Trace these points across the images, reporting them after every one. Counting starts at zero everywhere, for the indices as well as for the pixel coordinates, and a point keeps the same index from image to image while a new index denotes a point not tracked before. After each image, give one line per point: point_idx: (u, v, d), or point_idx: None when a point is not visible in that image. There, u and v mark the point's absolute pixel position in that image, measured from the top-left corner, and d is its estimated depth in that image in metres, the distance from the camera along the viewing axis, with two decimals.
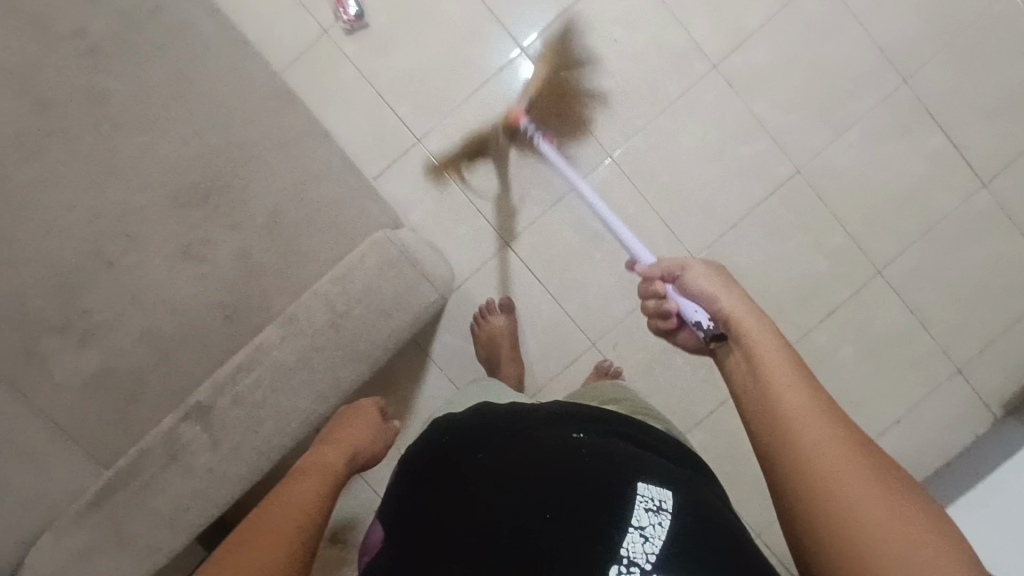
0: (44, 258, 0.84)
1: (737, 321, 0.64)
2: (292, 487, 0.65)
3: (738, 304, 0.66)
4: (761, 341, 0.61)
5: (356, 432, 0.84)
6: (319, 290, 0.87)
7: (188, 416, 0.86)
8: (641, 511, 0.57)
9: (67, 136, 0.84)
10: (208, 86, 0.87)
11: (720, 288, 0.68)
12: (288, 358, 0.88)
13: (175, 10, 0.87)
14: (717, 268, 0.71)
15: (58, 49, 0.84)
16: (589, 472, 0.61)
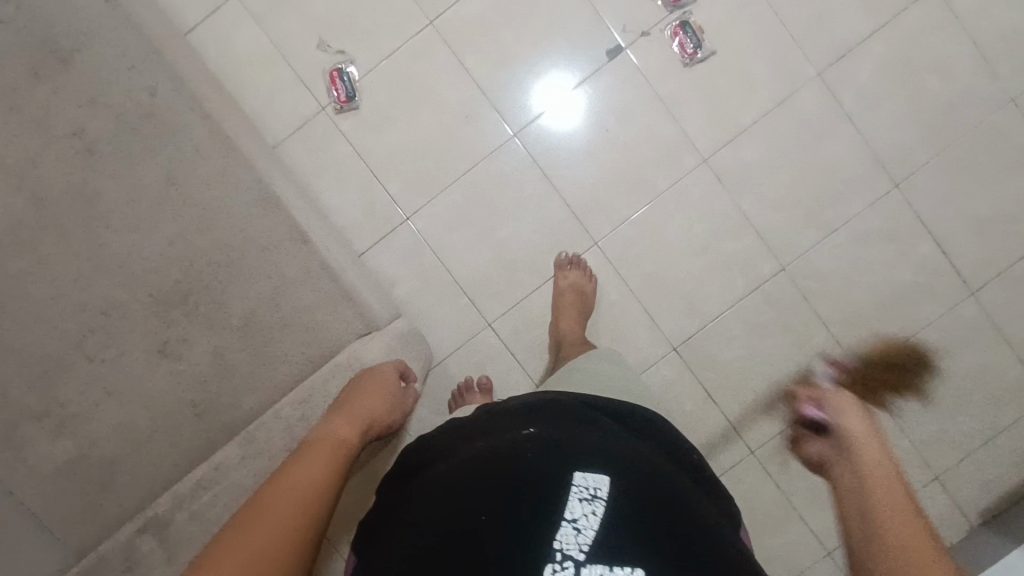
0: (30, 349, 0.86)
1: (857, 444, 0.71)
2: (298, 464, 0.64)
3: (856, 426, 0.73)
4: (871, 456, 0.68)
5: (375, 398, 0.82)
6: (279, 412, 0.88)
7: (146, 528, 0.87)
8: (576, 503, 0.59)
9: (59, 232, 0.86)
10: (197, 189, 0.88)
11: (850, 410, 0.76)
12: (247, 480, 0.87)
13: (169, 112, 0.88)
14: (857, 401, 0.79)
15: (54, 147, 0.86)
16: (531, 467, 0.64)
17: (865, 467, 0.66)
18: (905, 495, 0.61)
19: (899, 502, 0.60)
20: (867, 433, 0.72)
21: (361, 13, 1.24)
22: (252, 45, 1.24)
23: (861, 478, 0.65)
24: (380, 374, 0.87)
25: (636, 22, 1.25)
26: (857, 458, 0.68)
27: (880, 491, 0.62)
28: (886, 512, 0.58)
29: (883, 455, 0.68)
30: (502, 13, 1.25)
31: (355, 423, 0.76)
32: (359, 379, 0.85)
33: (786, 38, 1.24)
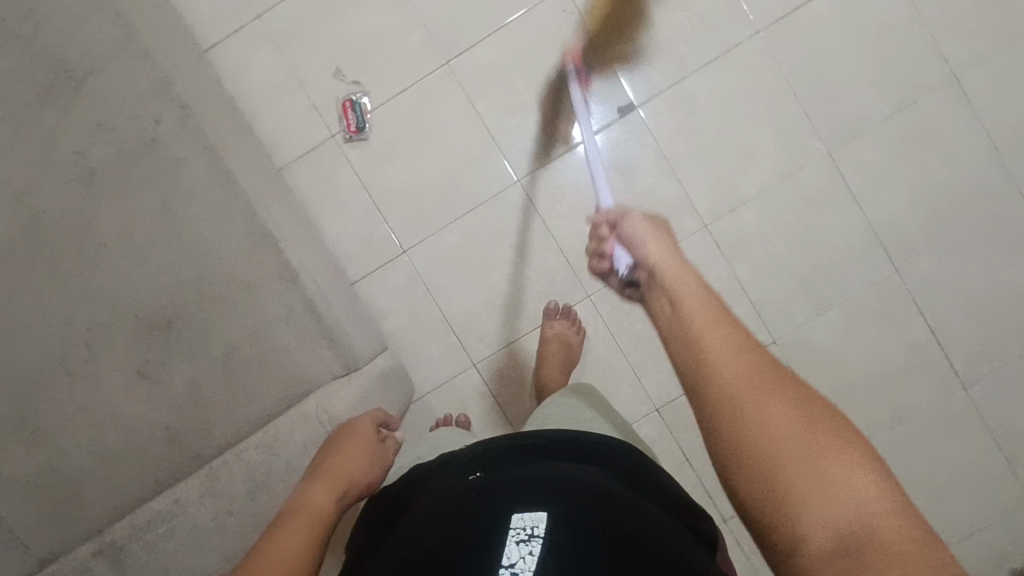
0: (12, 361, 0.88)
1: (674, 288, 0.64)
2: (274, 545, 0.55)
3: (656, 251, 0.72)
4: (693, 305, 0.61)
5: (354, 457, 0.76)
6: (243, 453, 0.89)
7: (102, 552, 0.88)
8: (512, 546, 0.52)
9: (53, 250, 0.88)
10: (191, 221, 0.90)
11: (648, 236, 0.75)
12: (204, 518, 0.87)
13: (172, 144, 0.91)
14: (652, 221, 0.79)
15: (57, 168, 0.88)
16: (473, 512, 0.57)
17: (699, 325, 0.58)
18: (751, 353, 0.55)
19: (748, 374, 0.53)
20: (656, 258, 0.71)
21: (378, 47, 1.26)
22: (269, 69, 1.26)
23: (701, 346, 0.56)
24: (357, 430, 0.83)
25: (649, 82, 1.25)
26: (678, 310, 0.61)
27: (723, 366, 0.53)
28: (747, 400, 0.51)
29: (696, 289, 0.63)
30: (517, 59, 1.25)
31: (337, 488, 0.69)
32: (340, 437, 0.81)
33: (797, 112, 1.23)
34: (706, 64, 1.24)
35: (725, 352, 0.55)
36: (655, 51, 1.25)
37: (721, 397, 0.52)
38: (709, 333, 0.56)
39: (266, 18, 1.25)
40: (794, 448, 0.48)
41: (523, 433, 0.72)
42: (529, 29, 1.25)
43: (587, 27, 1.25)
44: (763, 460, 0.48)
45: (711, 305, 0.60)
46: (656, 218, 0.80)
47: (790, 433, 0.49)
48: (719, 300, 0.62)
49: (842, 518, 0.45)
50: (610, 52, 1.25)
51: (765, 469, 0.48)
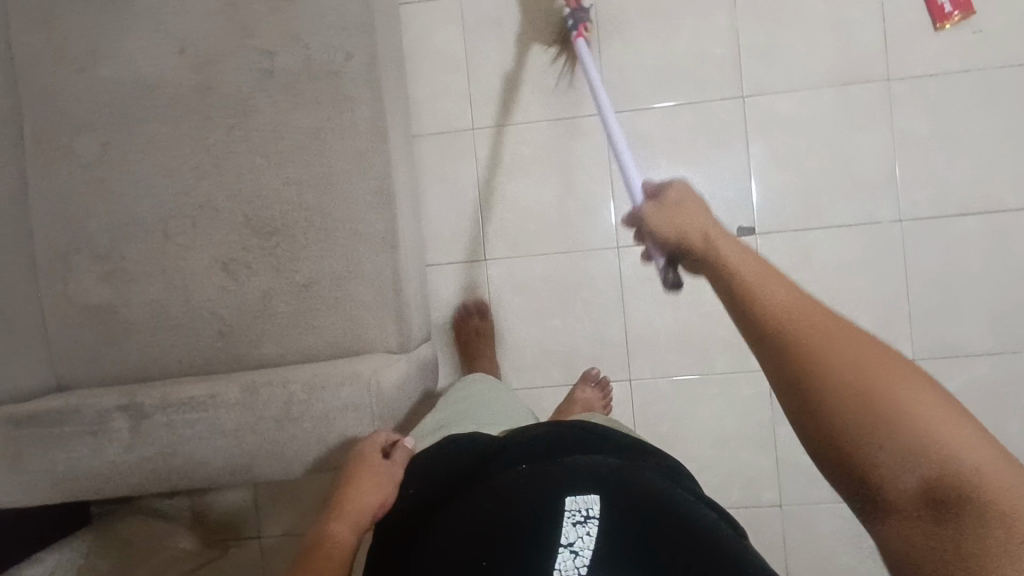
0: (126, 201, 0.94)
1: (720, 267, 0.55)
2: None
3: (686, 237, 0.59)
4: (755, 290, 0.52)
5: (365, 486, 0.76)
6: (289, 382, 0.86)
7: (128, 408, 0.86)
8: (568, 526, 0.55)
9: (206, 123, 0.93)
10: (334, 156, 0.93)
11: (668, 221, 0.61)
12: (227, 423, 0.85)
13: (349, 80, 0.92)
14: (668, 200, 0.63)
15: (242, 56, 0.93)
16: (525, 491, 0.59)
17: (756, 305, 0.51)
18: (831, 336, 0.48)
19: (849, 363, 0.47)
20: (679, 229, 0.60)
21: (549, 72, 1.30)
22: (447, 44, 1.31)
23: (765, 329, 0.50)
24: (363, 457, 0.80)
25: (778, 217, 1.27)
26: (737, 302, 0.52)
27: (809, 351, 0.48)
28: (832, 376, 0.47)
29: (752, 257, 0.55)
30: (668, 141, 1.29)
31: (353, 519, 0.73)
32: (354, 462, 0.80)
33: (899, 310, 1.25)
34: (838, 224, 1.26)
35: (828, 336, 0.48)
36: (798, 192, 1.26)
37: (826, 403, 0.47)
38: (793, 318, 0.50)
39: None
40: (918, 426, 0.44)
41: (562, 427, 0.72)
42: (692, 120, 1.28)
43: (746, 142, 1.27)
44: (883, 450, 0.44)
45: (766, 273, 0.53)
46: (665, 183, 0.65)
47: (869, 389, 0.46)
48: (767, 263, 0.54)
49: (937, 473, 0.43)
50: (755, 174, 1.27)
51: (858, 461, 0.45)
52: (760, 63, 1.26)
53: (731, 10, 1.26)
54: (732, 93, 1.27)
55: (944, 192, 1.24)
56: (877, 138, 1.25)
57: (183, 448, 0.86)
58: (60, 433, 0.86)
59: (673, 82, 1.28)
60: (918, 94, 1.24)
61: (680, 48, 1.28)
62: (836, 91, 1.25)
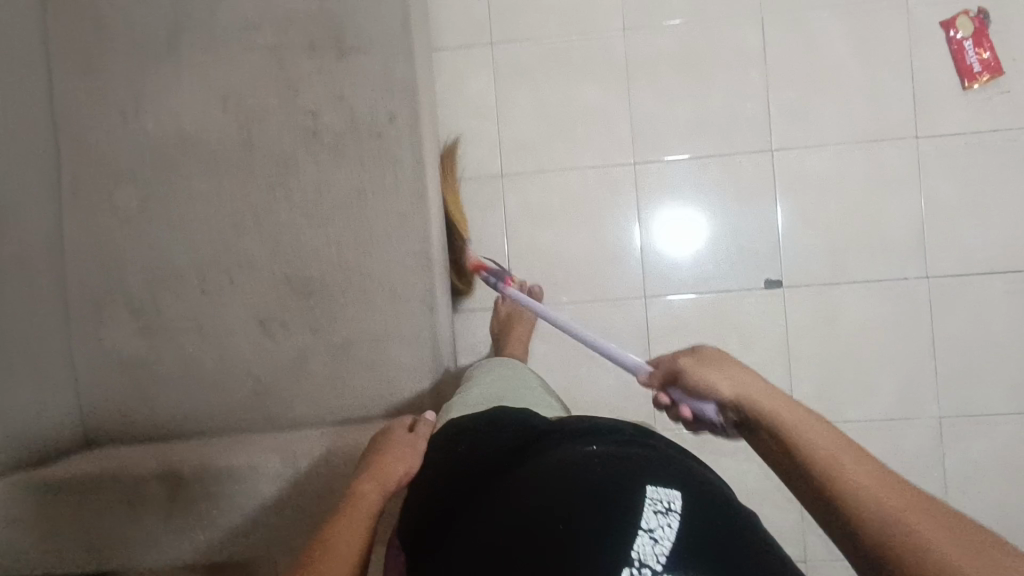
0: (164, 256, 0.93)
1: (786, 425, 0.58)
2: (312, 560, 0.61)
3: (734, 392, 0.62)
4: (824, 454, 0.55)
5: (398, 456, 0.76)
6: (330, 453, 0.85)
7: (165, 477, 0.85)
8: (650, 513, 0.52)
9: (248, 179, 0.93)
10: (377, 218, 0.93)
11: (710, 373, 0.65)
12: (267, 494, 0.85)
13: (394, 142, 0.93)
14: (703, 352, 0.67)
15: (286, 114, 0.92)
16: (601, 479, 0.56)
17: (831, 467, 0.54)
18: (887, 483, 0.51)
19: (896, 511, 0.49)
20: (732, 386, 0.63)
21: (582, 122, 1.31)
22: (478, 92, 1.32)
23: (847, 495, 0.51)
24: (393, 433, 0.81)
25: (807, 272, 1.28)
26: (795, 445, 0.56)
27: (867, 495, 0.51)
28: (877, 513, 0.50)
29: (795, 409, 0.59)
30: (698, 193, 1.29)
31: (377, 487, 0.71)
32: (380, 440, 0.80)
33: (923, 367, 1.26)
34: (864, 281, 1.27)
35: (873, 485, 0.51)
36: (826, 247, 1.27)
37: (928, 569, 0.46)
38: (837, 463, 0.54)
39: (499, 48, 1.31)
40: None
41: (612, 425, 0.70)
42: (722, 174, 1.29)
43: (774, 197, 1.28)
44: None
45: (840, 439, 0.56)
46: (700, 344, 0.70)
47: (913, 526, 0.48)
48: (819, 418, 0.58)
49: None
50: (783, 228, 1.28)
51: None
52: (789, 120, 1.28)
53: (762, 66, 1.28)
54: (762, 147, 1.28)
55: (970, 252, 1.25)
56: (906, 197, 1.26)
57: (222, 506, 0.85)
58: (97, 500, 0.85)
59: (704, 135, 1.29)
60: (947, 154, 1.25)
61: (712, 101, 1.29)
62: (865, 150, 1.26)
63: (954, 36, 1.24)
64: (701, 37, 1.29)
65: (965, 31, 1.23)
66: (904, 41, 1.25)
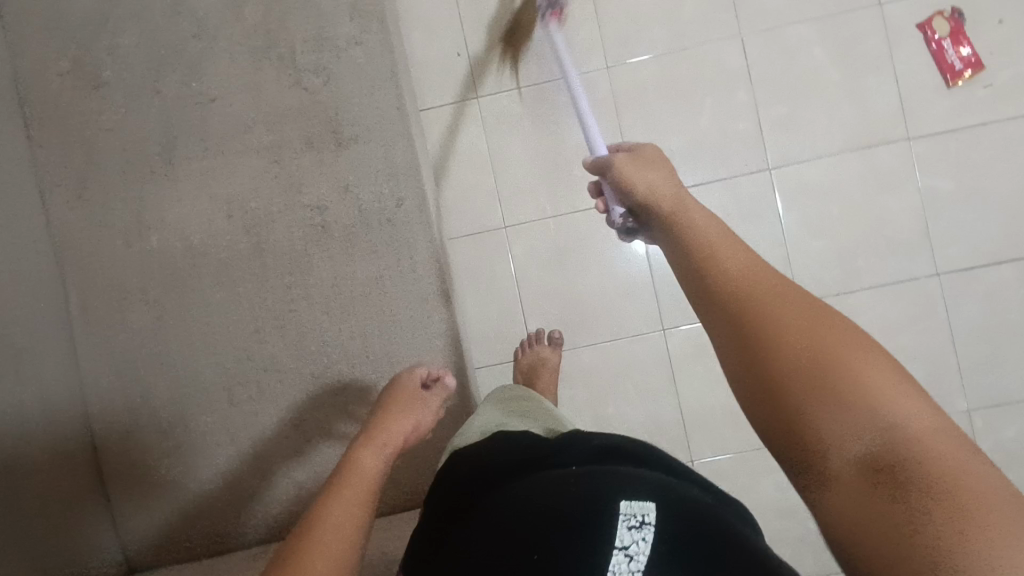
0: (185, 370, 0.92)
1: (691, 230, 0.56)
2: (316, 518, 0.56)
3: (644, 186, 0.62)
4: (732, 261, 0.52)
5: (399, 417, 0.76)
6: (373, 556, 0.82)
7: None
8: (624, 530, 0.51)
9: (262, 282, 0.92)
10: (397, 304, 0.92)
11: (634, 171, 0.64)
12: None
13: (404, 226, 0.92)
14: (643, 155, 0.66)
15: (292, 211, 0.92)
16: (574, 495, 0.54)
17: (711, 253, 0.54)
18: (797, 299, 0.49)
19: (803, 327, 0.47)
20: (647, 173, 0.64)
21: (577, 162, 1.31)
22: (470, 148, 1.32)
23: (730, 289, 0.51)
24: (402, 386, 0.82)
25: (819, 284, 1.28)
26: (703, 255, 0.54)
27: (766, 301, 0.49)
28: (777, 319, 0.48)
29: (710, 221, 0.57)
30: None
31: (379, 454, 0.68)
32: (385, 407, 0.78)
33: (946, 362, 1.27)
34: (877, 285, 1.27)
35: (780, 298, 0.49)
36: (835, 257, 1.28)
37: (807, 372, 0.45)
38: (746, 276, 0.51)
39: (484, 100, 1.32)
40: (890, 400, 0.43)
41: (617, 440, 0.65)
42: (722, 197, 1.29)
43: (778, 214, 1.28)
44: (828, 414, 0.43)
45: (751, 257, 0.53)
46: (636, 145, 0.70)
47: (822, 344, 0.46)
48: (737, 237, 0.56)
49: (881, 436, 0.41)
50: (791, 244, 1.29)
51: (802, 423, 0.44)
52: (784, 137, 1.29)
53: (749, 87, 1.29)
54: (759, 166, 1.29)
55: (976, 244, 1.26)
56: (907, 198, 1.27)
57: None
58: None
59: (702, 161, 1.29)
60: (941, 152, 1.26)
61: (704, 127, 1.29)
62: (861, 157, 1.27)
63: (932, 35, 1.25)
64: (685, 64, 1.29)
65: (942, 30, 1.25)
66: (883, 44, 1.27)
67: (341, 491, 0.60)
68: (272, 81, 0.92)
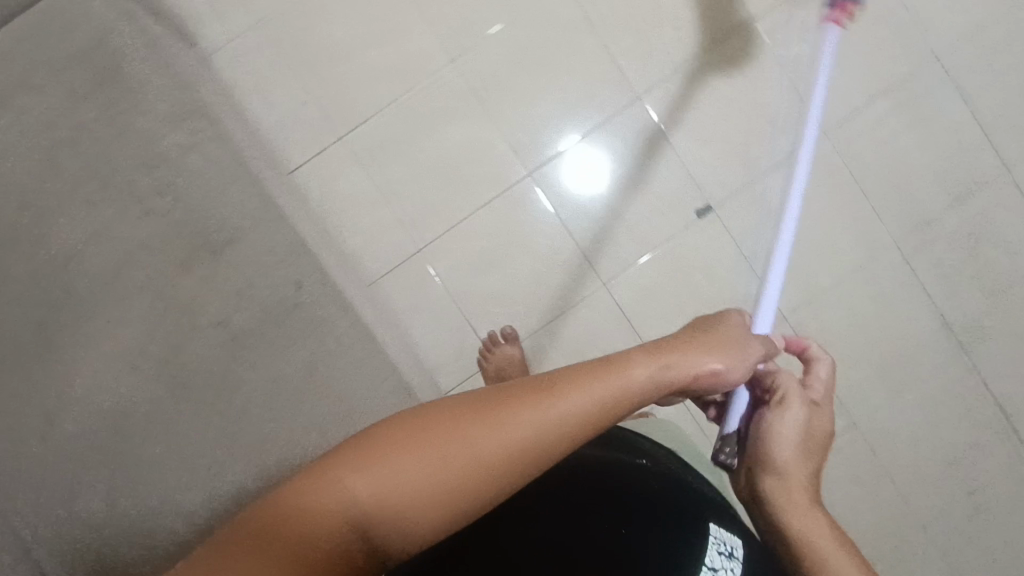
0: (158, 530, 0.84)
1: (798, 518, 0.70)
2: (553, 402, 0.58)
3: (791, 449, 0.71)
4: (815, 530, 0.69)
5: (698, 350, 0.65)
6: None
7: None
8: (716, 553, 0.64)
9: (198, 417, 0.87)
10: (338, 379, 0.92)
11: (792, 435, 0.71)
12: None
13: (314, 306, 0.93)
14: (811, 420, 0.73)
15: (197, 337, 0.88)
16: (668, 509, 0.68)
17: (811, 535, 0.69)
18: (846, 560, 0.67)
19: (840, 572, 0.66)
20: (804, 440, 0.72)
21: (463, 162, 1.30)
22: (354, 188, 1.28)
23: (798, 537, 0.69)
24: (728, 325, 0.68)
25: (728, 186, 1.31)
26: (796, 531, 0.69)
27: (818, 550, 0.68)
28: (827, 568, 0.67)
29: (815, 511, 0.70)
30: (599, 169, 1.31)
31: (655, 374, 0.62)
32: (697, 333, 0.67)
33: (864, 209, 1.32)
34: (776, 166, 1.32)
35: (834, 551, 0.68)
36: (731, 154, 1.31)
37: None
38: (821, 540, 0.68)
39: (350, 135, 1.28)
40: None
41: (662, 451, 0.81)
42: (608, 141, 1.31)
43: (666, 137, 1.31)
44: None
45: (829, 527, 0.70)
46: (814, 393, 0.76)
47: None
48: (832, 521, 0.71)
49: None
50: (687, 159, 1.31)
51: None
52: (642, 65, 1.30)
53: (592, 29, 1.30)
54: (630, 99, 1.30)
55: (847, 94, 1.32)
56: (772, 77, 1.31)
57: None
58: None
59: (578, 115, 1.30)
60: (785, 23, 1.31)
61: (567, 84, 1.30)
62: (717, 55, 1.31)
63: None
64: (526, 33, 1.29)
65: None
66: None
67: (595, 390, 0.59)
68: (124, 219, 0.88)
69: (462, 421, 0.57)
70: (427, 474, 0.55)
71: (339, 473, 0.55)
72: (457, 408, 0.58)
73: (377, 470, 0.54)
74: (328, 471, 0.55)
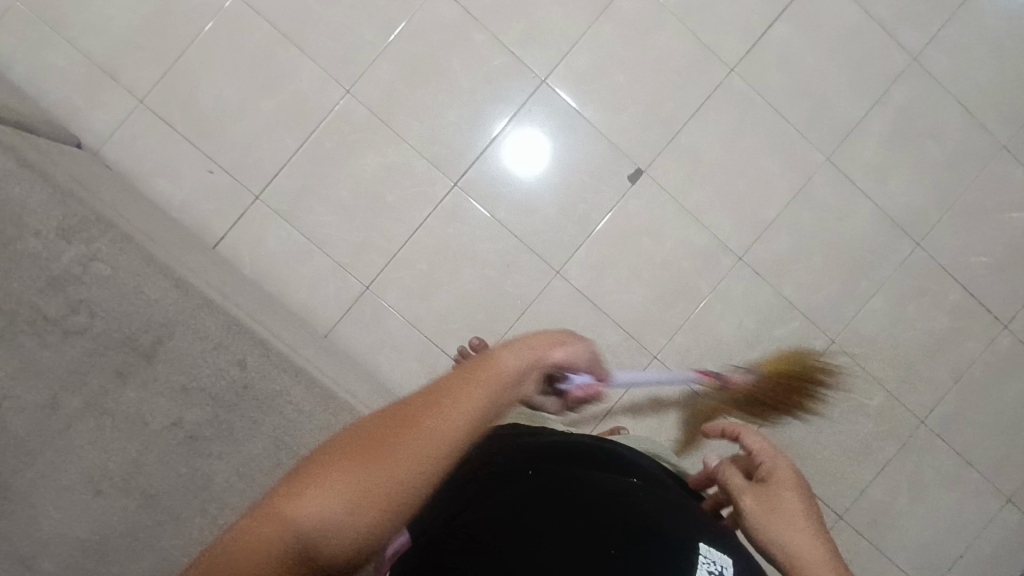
0: None
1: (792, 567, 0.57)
2: (450, 405, 0.57)
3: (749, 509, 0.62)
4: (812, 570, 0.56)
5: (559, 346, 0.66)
6: None
7: None
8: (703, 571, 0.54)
9: (175, 522, 0.87)
10: (308, 445, 0.93)
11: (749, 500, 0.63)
12: None
13: (265, 382, 0.94)
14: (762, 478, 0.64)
15: (155, 444, 0.88)
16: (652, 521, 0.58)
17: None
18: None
19: None
20: (763, 505, 0.61)
21: (386, 189, 1.27)
22: (284, 243, 1.25)
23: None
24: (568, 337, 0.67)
25: (651, 145, 1.31)
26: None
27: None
28: None
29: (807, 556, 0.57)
30: (522, 159, 1.29)
31: (530, 365, 0.63)
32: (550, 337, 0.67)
33: (788, 134, 1.33)
34: (693, 114, 1.31)
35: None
36: (646, 114, 1.30)
37: None
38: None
39: (264, 193, 1.25)
40: None
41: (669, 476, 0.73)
42: (523, 130, 1.29)
43: (579, 113, 1.30)
44: None
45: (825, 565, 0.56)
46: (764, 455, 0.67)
47: None
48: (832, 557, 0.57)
49: None
50: (605, 129, 1.30)
51: None
52: (535, 49, 1.28)
53: (478, 24, 1.27)
54: (534, 84, 1.29)
55: (743, 26, 1.31)
56: (666, 28, 1.30)
57: None
58: None
59: (486, 112, 1.28)
60: None
61: (467, 85, 1.27)
62: (607, 19, 1.29)
63: None
64: (414, 46, 1.26)
65: None
66: None
67: (483, 388, 0.59)
68: (45, 350, 0.86)
69: (382, 435, 0.55)
70: (372, 490, 0.53)
71: (277, 510, 0.51)
72: (379, 423, 0.57)
73: (321, 496, 0.52)
74: (274, 510, 0.51)
